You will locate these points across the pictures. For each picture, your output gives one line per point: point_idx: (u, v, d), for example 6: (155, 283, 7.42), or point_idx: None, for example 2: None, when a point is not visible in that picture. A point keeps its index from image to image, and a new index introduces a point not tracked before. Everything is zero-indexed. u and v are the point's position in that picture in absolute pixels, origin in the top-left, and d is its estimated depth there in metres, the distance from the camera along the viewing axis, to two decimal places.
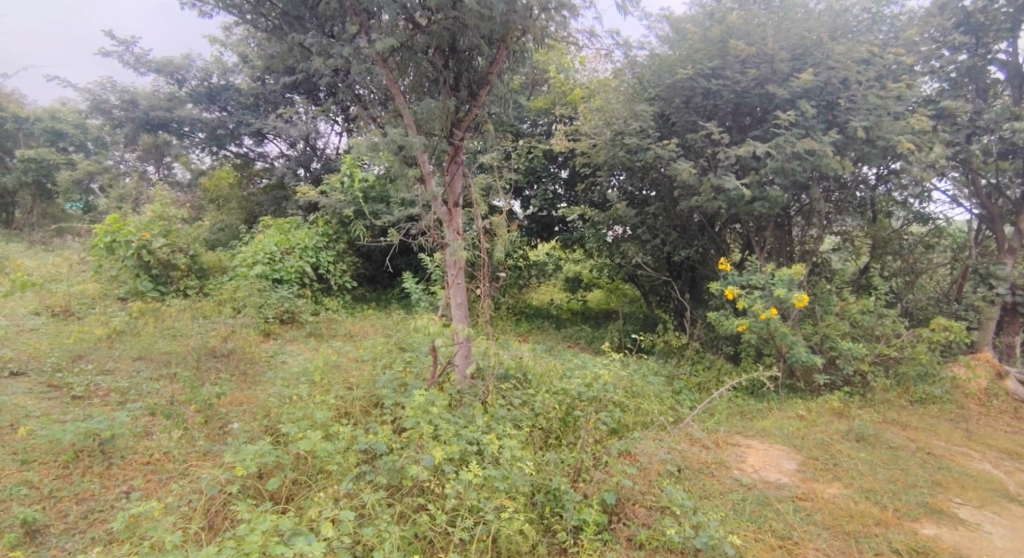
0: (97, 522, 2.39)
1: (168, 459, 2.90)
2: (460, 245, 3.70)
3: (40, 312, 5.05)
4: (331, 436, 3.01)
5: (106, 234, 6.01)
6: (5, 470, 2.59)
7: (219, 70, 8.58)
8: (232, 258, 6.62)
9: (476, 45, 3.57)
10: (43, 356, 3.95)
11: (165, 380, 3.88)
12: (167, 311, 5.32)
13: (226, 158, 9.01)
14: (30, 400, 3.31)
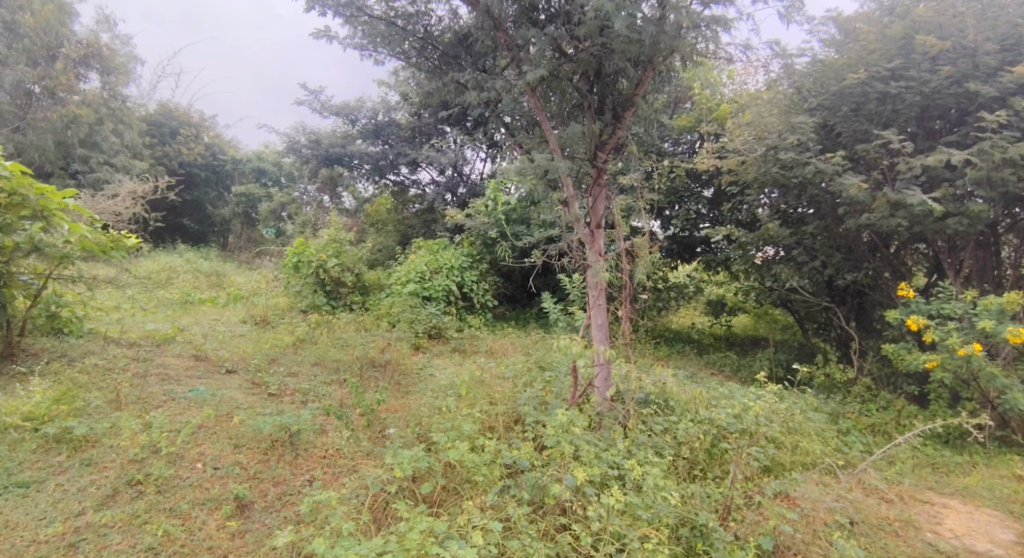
0: (288, 504, 2.75)
1: (340, 454, 3.26)
2: (602, 267, 3.69)
3: (245, 320, 6.01)
4: (477, 448, 3.15)
5: (294, 255, 7.00)
6: (223, 450, 3.10)
7: (385, 109, 9.65)
8: (389, 277, 7.29)
9: (622, 68, 3.58)
10: (248, 357, 4.69)
11: (336, 384, 4.38)
12: (337, 323, 6.00)
13: (386, 185, 9.95)
14: (239, 393, 3.95)
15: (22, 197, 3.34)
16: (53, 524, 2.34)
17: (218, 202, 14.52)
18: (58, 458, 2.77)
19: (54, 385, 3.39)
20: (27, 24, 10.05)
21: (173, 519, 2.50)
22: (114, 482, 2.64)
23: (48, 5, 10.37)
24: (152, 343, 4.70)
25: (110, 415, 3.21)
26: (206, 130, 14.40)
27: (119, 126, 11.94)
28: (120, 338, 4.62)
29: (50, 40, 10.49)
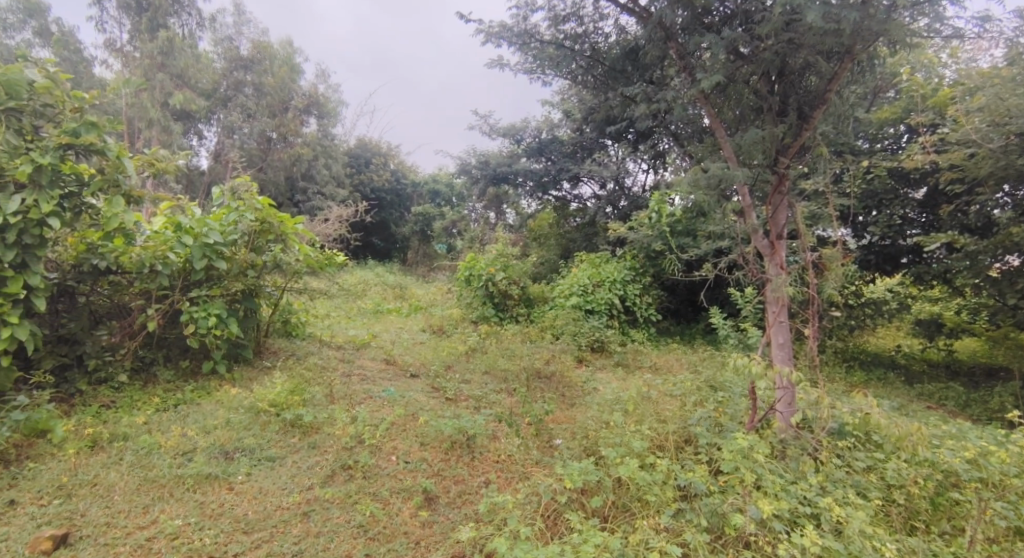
0: (467, 502, 2.96)
1: (511, 460, 3.42)
2: (785, 281, 3.37)
3: (425, 329, 6.62)
4: (648, 466, 3.06)
5: (466, 269, 7.52)
6: (412, 447, 3.44)
7: (548, 127, 9.95)
8: (552, 289, 7.47)
9: (812, 62, 3.28)
10: (429, 364, 5.16)
11: (505, 393, 4.60)
12: (505, 335, 6.31)
13: (548, 201, 10.18)
14: (423, 396, 4.36)
15: (270, 223, 4.10)
16: (292, 495, 2.79)
17: (400, 221, 16.25)
18: (292, 439, 3.31)
19: (289, 379, 4.08)
20: (268, 84, 12.49)
21: (377, 503, 2.83)
22: (331, 464, 3.08)
23: (284, 67, 12.76)
24: (354, 346, 5.42)
25: (326, 407, 3.76)
26: (393, 158, 16.29)
27: (329, 161, 14.07)
28: (331, 342, 5.40)
29: (285, 94, 12.87)
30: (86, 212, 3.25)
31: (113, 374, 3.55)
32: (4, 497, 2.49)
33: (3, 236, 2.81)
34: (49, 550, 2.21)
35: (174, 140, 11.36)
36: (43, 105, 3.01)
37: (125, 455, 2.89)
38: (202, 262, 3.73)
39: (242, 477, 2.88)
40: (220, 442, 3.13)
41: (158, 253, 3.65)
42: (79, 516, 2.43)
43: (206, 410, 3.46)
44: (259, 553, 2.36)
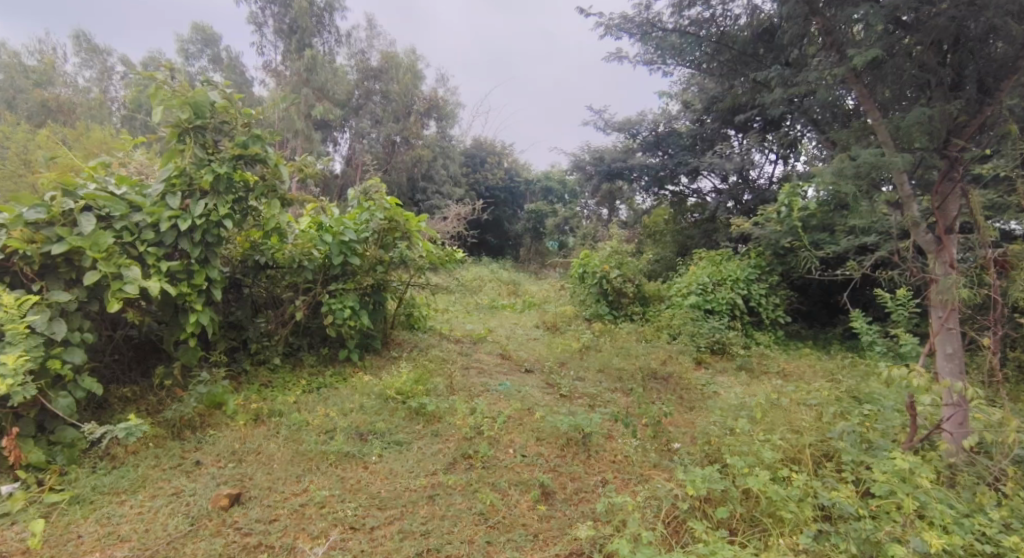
0: (584, 500, 2.94)
1: (628, 462, 3.33)
2: (956, 282, 2.92)
3: (538, 325, 6.69)
4: (782, 480, 2.83)
5: (579, 266, 7.48)
6: (529, 441, 3.47)
7: (665, 120, 9.56)
8: (668, 288, 7.18)
9: (999, 24, 2.81)
10: (544, 360, 5.20)
11: (620, 393, 4.50)
12: (619, 333, 6.17)
13: (664, 196, 9.77)
14: (538, 391, 4.40)
15: (398, 222, 4.36)
16: (419, 478, 2.94)
17: (513, 219, 16.56)
18: (418, 426, 3.50)
19: (413, 369, 4.32)
20: (394, 92, 13.39)
21: (496, 493, 2.89)
22: (453, 453, 3.21)
23: (409, 75, 13.57)
24: (471, 340, 5.61)
25: (448, 398, 3.93)
26: (507, 157, 16.66)
27: (446, 161, 14.72)
28: (450, 335, 5.64)
29: (408, 100, 13.69)
30: (251, 214, 3.67)
31: (269, 356, 4.01)
32: (193, 457, 2.88)
33: (192, 235, 3.26)
34: (226, 506, 2.50)
35: (315, 148, 12.59)
36: (221, 122, 3.43)
37: (280, 430, 3.23)
38: (340, 258, 4.08)
39: (376, 457, 3.10)
40: (357, 424, 3.39)
41: (306, 250, 4.06)
42: (248, 479, 2.75)
43: (343, 394, 3.77)
44: (393, 530, 2.51)
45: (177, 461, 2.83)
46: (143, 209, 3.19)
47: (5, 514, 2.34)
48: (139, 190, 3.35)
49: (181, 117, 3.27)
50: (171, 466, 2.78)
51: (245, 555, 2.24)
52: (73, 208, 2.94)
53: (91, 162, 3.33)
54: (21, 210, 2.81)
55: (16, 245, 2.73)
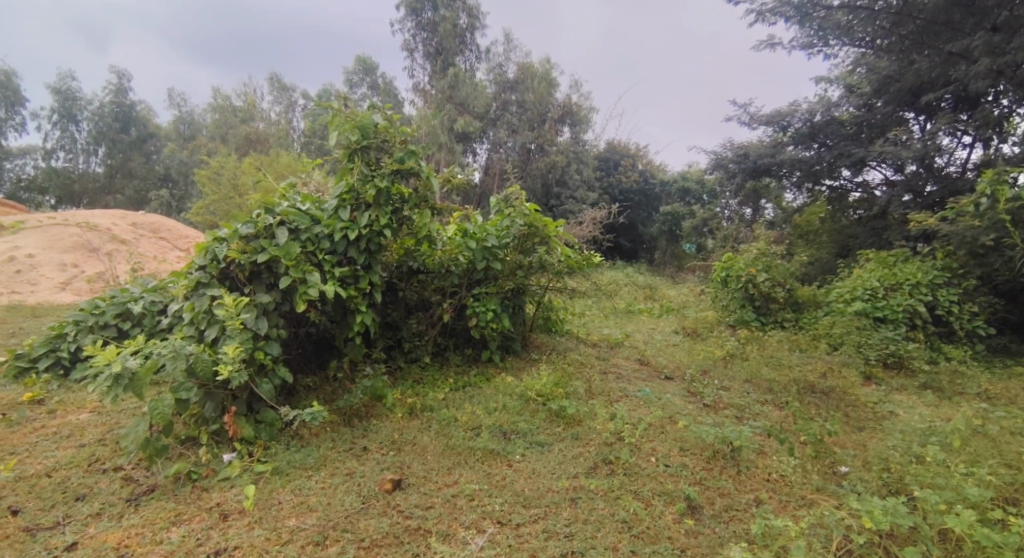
0: (736, 519, 2.74)
1: (785, 482, 3.05)
2: None
3: (678, 331, 6.41)
4: (990, 521, 2.40)
5: (722, 270, 7.04)
6: (671, 451, 3.33)
7: (824, 108, 8.58)
8: (828, 293, 6.50)
9: None
10: (685, 367, 4.98)
11: (772, 406, 4.15)
12: (769, 341, 5.69)
13: (820, 193, 8.82)
14: (680, 399, 4.20)
15: (537, 227, 4.46)
16: (561, 479, 2.97)
17: (648, 221, 16.10)
18: (558, 428, 3.55)
19: (552, 371, 4.39)
20: (529, 100, 13.77)
21: (639, 502, 2.82)
22: (594, 457, 3.19)
23: (543, 83, 13.89)
24: (608, 345, 5.55)
25: (588, 402, 3.94)
26: (642, 158, 16.30)
27: (580, 166, 14.79)
28: (587, 340, 5.64)
29: (543, 108, 14.00)
30: (407, 224, 3.98)
31: (420, 355, 4.34)
32: (361, 443, 3.20)
33: (359, 244, 3.65)
34: (389, 489, 2.75)
35: (456, 159, 13.38)
36: (383, 141, 3.79)
37: (432, 425, 3.47)
38: (482, 262, 4.28)
39: (519, 457, 3.19)
40: (501, 423, 3.53)
41: (453, 255, 4.32)
42: (406, 467, 2.99)
43: (487, 393, 3.95)
44: (537, 528, 2.55)
45: (349, 446, 3.17)
46: (321, 222, 3.65)
47: (227, 478, 2.76)
48: (318, 207, 3.84)
49: (351, 140, 3.67)
50: (345, 449, 3.12)
51: (408, 536, 2.42)
52: (271, 223, 3.46)
53: (282, 185, 3.90)
54: (235, 226, 3.38)
55: (232, 255, 3.28)
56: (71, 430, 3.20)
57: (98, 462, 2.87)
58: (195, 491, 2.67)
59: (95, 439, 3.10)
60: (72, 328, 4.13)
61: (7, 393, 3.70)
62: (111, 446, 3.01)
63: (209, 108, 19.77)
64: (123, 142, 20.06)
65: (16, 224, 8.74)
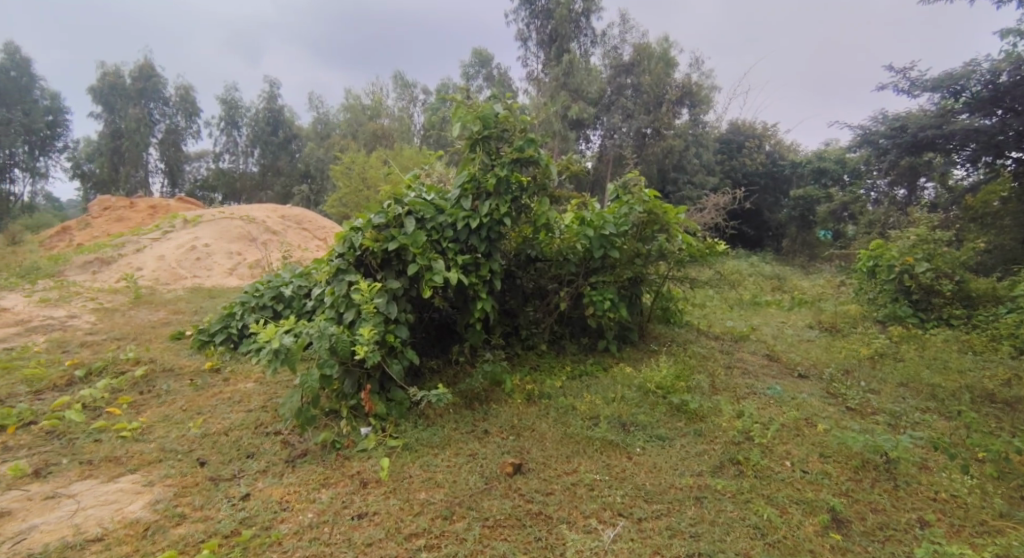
0: (893, 539, 2.43)
1: (957, 504, 2.66)
2: None
3: (814, 326, 5.86)
4: None
5: (870, 258, 6.29)
6: (810, 456, 3.05)
7: (1014, 64, 6.91)
8: (1012, 287, 5.59)
9: None
10: (824, 365, 4.53)
11: (935, 414, 3.64)
12: (930, 340, 4.99)
13: (1002, 166, 7.68)
14: (819, 401, 3.83)
15: (657, 214, 4.28)
16: (685, 477, 2.83)
17: (775, 207, 14.93)
18: (679, 423, 3.40)
19: (673, 364, 4.21)
20: (646, 82, 13.27)
21: (774, 508, 2.60)
22: (720, 456, 3.02)
23: (661, 63, 13.35)
24: (733, 338, 5.22)
25: (711, 397, 3.74)
26: (770, 137, 15.12)
27: (699, 149, 14.09)
28: (708, 332, 5.36)
29: (660, 90, 13.46)
30: (525, 212, 4.00)
31: (537, 342, 4.38)
32: (483, 426, 3.31)
33: (479, 232, 3.76)
34: (511, 472, 2.81)
35: (570, 146, 13.33)
36: (502, 130, 3.83)
37: (550, 412, 3.50)
38: (600, 251, 4.19)
39: (639, 450, 3.10)
40: (619, 414, 3.46)
41: (570, 244, 4.28)
42: (526, 452, 3.04)
43: (605, 383, 3.89)
44: (661, 525, 2.46)
45: (471, 428, 3.29)
46: (446, 211, 3.80)
47: (364, 449, 3.00)
48: (442, 197, 4.00)
49: (473, 131, 3.76)
50: (467, 431, 3.24)
51: (530, 520, 2.45)
52: (400, 213, 3.67)
53: (408, 176, 4.11)
54: (369, 216, 3.63)
55: (367, 243, 3.53)
56: (240, 396, 3.66)
57: (262, 426, 3.24)
58: (339, 459, 2.92)
59: (259, 405, 3.52)
60: (239, 308, 4.72)
61: (191, 362, 4.32)
62: (272, 412, 3.40)
63: (343, 109, 21.51)
64: (272, 143, 22.48)
65: (194, 218, 10.18)
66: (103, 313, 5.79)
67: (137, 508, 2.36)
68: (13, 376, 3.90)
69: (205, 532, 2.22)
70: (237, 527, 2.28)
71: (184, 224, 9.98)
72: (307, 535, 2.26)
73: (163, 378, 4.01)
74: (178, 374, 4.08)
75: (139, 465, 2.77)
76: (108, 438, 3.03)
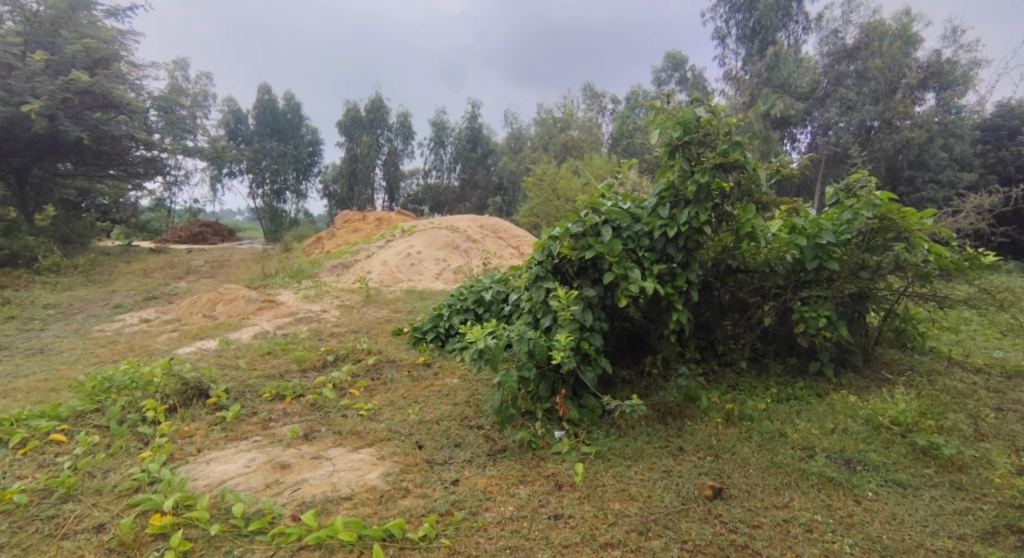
0: None
1: None
2: None
3: None
4: None
5: None
6: None
7: None
8: None
9: None
10: None
11: None
12: None
13: None
14: None
15: (892, 220, 3.66)
16: (939, 537, 2.33)
17: None
18: (926, 470, 2.84)
19: (914, 398, 3.54)
20: (876, 67, 11.65)
21: None
22: (991, 519, 2.43)
23: (897, 42, 11.65)
24: (1004, 373, 4.20)
25: (972, 443, 3.05)
26: None
27: (949, 140, 11.73)
28: (965, 363, 4.39)
29: (895, 75, 11.73)
30: (726, 220, 3.72)
31: (735, 359, 4.06)
32: (677, 443, 3.18)
33: (677, 241, 3.62)
34: (711, 496, 2.63)
35: (773, 148, 12.12)
36: (704, 134, 3.63)
37: (753, 436, 3.22)
38: (815, 262, 3.72)
39: (870, 494, 2.67)
40: (843, 449, 3.03)
41: (780, 253, 3.86)
42: (728, 477, 2.83)
43: (821, 411, 3.45)
44: None
45: (664, 443, 3.18)
46: (641, 221, 3.73)
47: (559, 452, 3.09)
48: (638, 206, 3.95)
49: (672, 137, 3.65)
50: (661, 446, 3.14)
51: (735, 552, 2.26)
52: (597, 222, 3.71)
53: (603, 185, 4.15)
54: (567, 226, 3.74)
55: (564, 252, 3.65)
56: (448, 390, 4.06)
57: (467, 419, 3.56)
58: (535, 458, 3.06)
59: (464, 400, 3.86)
60: (446, 309, 5.24)
61: (409, 355, 4.93)
62: (475, 408, 3.70)
63: (536, 124, 22.63)
64: (472, 159, 24.66)
65: (410, 227, 11.64)
66: (345, 309, 6.94)
67: (374, 477, 2.76)
68: (287, 356, 4.87)
69: (425, 508, 2.50)
70: (450, 508, 2.53)
71: (403, 233, 11.44)
72: (509, 526, 2.40)
73: (388, 368, 4.64)
74: (400, 365, 4.70)
75: (374, 440, 3.24)
76: (351, 415, 3.61)
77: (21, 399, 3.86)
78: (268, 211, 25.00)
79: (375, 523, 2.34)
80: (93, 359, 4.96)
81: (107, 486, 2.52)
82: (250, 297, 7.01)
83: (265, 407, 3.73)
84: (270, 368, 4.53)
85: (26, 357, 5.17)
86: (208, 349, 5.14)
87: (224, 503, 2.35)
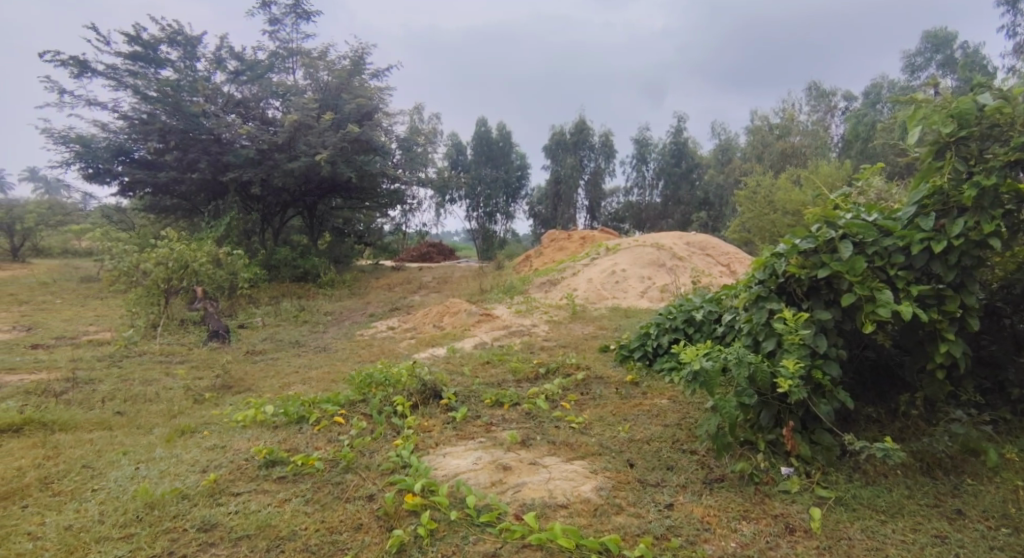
0: None
1: None
2: None
3: None
4: None
5: None
6: None
7: None
8: None
9: None
10: None
11: None
12: None
13: None
14: None
15: None
16: None
17: None
18: None
19: None
20: None
21: None
22: None
23: None
24: None
25: None
26: None
27: None
28: None
29: None
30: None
31: None
32: (953, 504, 2.61)
33: (947, 257, 3.00)
34: None
35: None
36: (990, 127, 2.99)
37: None
38: None
39: None
40: None
41: None
42: None
43: None
44: None
45: (934, 502, 2.64)
46: (893, 234, 3.18)
47: (787, 491, 2.79)
48: (887, 217, 3.39)
49: (942, 133, 3.06)
50: (928, 505, 2.62)
51: None
52: (833, 236, 3.27)
53: (838, 196, 3.68)
54: (795, 241, 3.38)
55: (792, 270, 3.31)
56: (658, 410, 3.97)
57: (680, 442, 3.43)
58: (759, 494, 2.80)
59: (675, 422, 3.73)
60: (655, 328, 5.14)
61: (616, 373, 4.95)
62: (687, 432, 3.55)
63: (750, 132, 20.98)
64: (677, 173, 23.84)
65: (615, 245, 11.71)
66: (553, 324, 7.28)
67: (589, 489, 2.83)
68: (504, 366, 5.30)
69: (641, 528, 2.47)
70: (666, 533, 2.46)
71: (607, 251, 11.57)
72: None
73: (597, 383, 4.72)
74: (608, 382, 4.74)
75: (587, 453, 3.33)
76: (563, 426, 3.76)
77: (314, 386, 4.90)
78: (482, 232, 27.61)
79: (592, 534, 2.40)
80: (358, 358, 6.05)
81: (373, 464, 3.05)
82: (472, 311, 7.80)
83: (488, 411, 4.10)
84: (491, 376, 4.97)
85: (314, 353, 6.55)
86: (440, 355, 5.87)
87: (460, 493, 2.66)
